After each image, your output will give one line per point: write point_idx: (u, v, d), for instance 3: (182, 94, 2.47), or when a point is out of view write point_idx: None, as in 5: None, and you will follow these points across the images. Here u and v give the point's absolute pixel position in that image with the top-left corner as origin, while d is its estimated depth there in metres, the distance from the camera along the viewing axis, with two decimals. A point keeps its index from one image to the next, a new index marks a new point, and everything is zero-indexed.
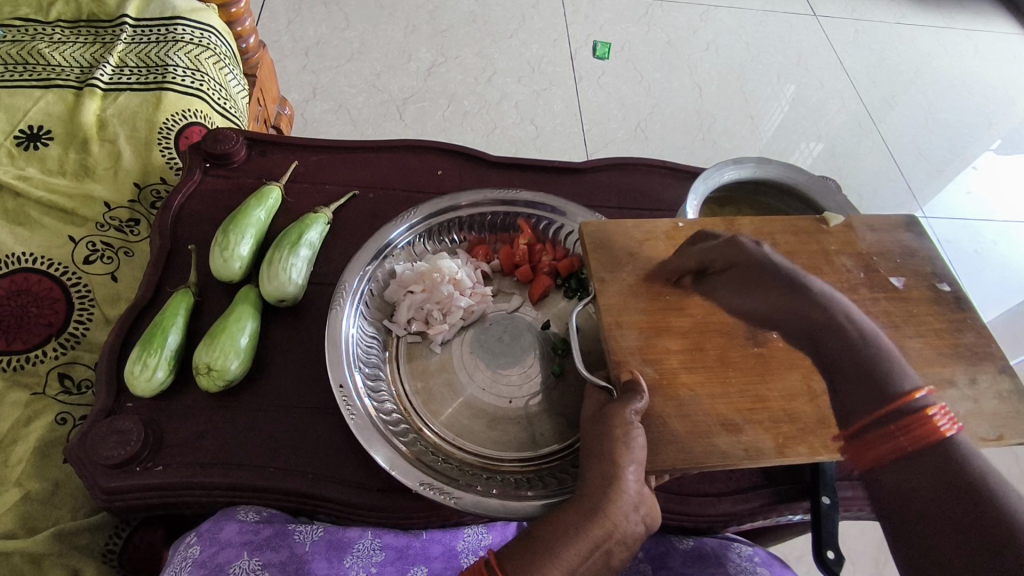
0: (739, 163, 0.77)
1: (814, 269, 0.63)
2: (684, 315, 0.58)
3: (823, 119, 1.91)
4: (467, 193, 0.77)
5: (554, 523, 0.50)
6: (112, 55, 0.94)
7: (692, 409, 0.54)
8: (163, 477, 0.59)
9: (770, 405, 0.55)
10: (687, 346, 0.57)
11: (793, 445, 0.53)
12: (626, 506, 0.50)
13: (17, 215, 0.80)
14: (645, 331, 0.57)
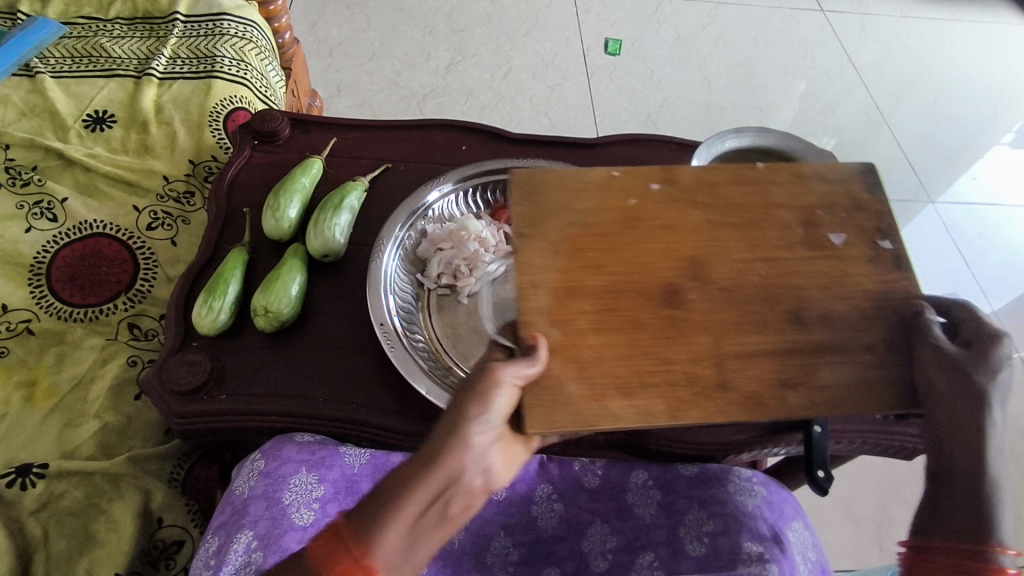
0: (740, 132, 0.85)
1: (740, 225, 0.56)
2: (602, 274, 0.53)
3: (829, 110, 1.97)
4: (505, 164, 0.86)
5: (404, 477, 0.44)
6: (166, 48, 1.04)
7: (626, 370, 0.51)
8: (228, 404, 0.67)
9: (672, 368, 0.51)
10: (598, 307, 0.52)
11: (685, 410, 0.49)
12: (467, 457, 0.45)
13: (88, 187, 0.90)
14: (558, 292, 0.52)
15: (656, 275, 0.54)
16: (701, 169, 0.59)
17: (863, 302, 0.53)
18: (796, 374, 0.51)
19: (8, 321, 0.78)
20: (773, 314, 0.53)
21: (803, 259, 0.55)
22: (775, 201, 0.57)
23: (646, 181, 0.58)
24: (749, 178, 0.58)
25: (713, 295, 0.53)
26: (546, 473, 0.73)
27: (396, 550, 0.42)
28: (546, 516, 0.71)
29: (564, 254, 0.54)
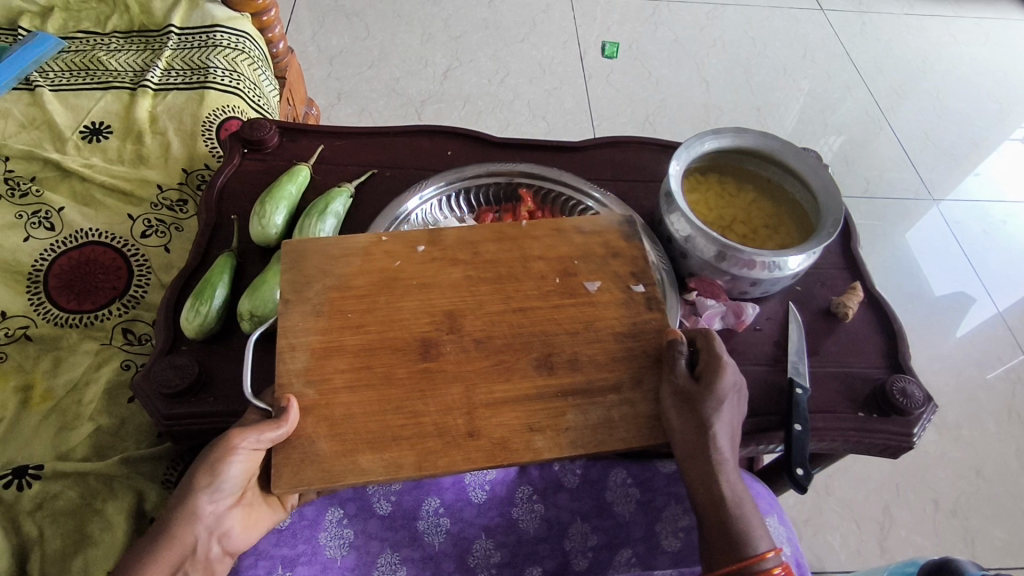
0: (718, 133, 0.86)
1: (401, 281, 0.62)
2: (360, 331, 0.59)
3: (828, 109, 1.97)
4: (487, 167, 0.87)
5: (161, 547, 0.54)
6: (161, 60, 1.07)
7: (341, 426, 0.55)
8: (214, 406, 0.68)
9: (422, 421, 0.56)
10: (354, 364, 0.57)
11: (431, 460, 0.54)
12: (198, 527, 0.55)
13: (85, 197, 0.93)
14: (315, 351, 0.58)
15: (408, 329, 0.60)
16: (466, 229, 0.67)
17: (612, 347, 0.60)
18: (545, 420, 0.57)
19: (6, 328, 0.81)
20: (522, 361, 0.59)
21: (554, 307, 0.62)
22: (534, 254, 0.65)
23: (412, 242, 0.65)
24: (507, 235, 0.66)
25: (465, 346, 0.59)
26: (526, 474, 0.74)
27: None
28: (527, 518, 0.72)
29: (326, 314, 0.60)
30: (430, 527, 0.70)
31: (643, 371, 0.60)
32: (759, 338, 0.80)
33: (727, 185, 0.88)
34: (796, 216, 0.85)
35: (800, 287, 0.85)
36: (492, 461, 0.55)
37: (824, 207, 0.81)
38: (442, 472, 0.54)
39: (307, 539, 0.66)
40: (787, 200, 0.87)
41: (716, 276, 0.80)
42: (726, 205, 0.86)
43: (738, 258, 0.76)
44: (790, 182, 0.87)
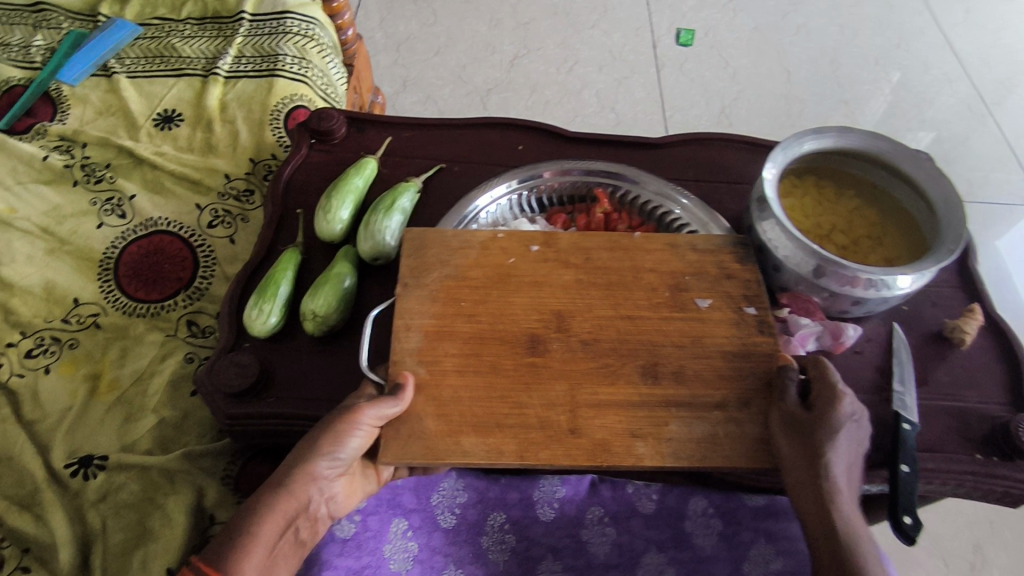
0: (819, 133, 0.77)
1: (502, 285, 0.66)
2: (472, 321, 0.64)
3: (926, 103, 1.80)
4: (552, 165, 0.81)
5: (276, 506, 0.54)
6: (232, 47, 1.06)
7: (449, 408, 0.59)
8: (274, 407, 0.66)
9: (526, 413, 0.59)
10: (465, 351, 0.62)
11: (532, 450, 0.58)
12: (313, 487, 0.56)
13: (156, 185, 0.93)
14: (429, 335, 0.63)
15: (518, 325, 0.64)
16: (580, 236, 0.71)
17: (715, 360, 0.63)
18: (645, 426, 0.59)
19: (77, 315, 0.82)
20: (628, 368, 0.62)
21: (663, 319, 0.65)
22: (647, 266, 0.68)
23: (527, 242, 0.70)
24: (621, 246, 0.70)
25: (571, 346, 0.63)
26: (597, 494, 0.69)
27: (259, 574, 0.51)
28: (597, 541, 0.67)
29: (441, 302, 0.65)
30: (494, 544, 0.66)
31: (749, 391, 0.61)
32: (858, 363, 0.73)
33: (826, 189, 0.79)
34: (906, 227, 0.76)
35: (906, 308, 0.77)
36: (592, 459, 0.57)
37: (942, 220, 0.71)
38: (542, 463, 0.58)
39: (371, 551, 0.62)
40: (895, 208, 0.78)
41: (812, 293, 0.72)
42: (824, 213, 0.78)
43: (839, 274, 0.68)
44: (899, 187, 0.78)
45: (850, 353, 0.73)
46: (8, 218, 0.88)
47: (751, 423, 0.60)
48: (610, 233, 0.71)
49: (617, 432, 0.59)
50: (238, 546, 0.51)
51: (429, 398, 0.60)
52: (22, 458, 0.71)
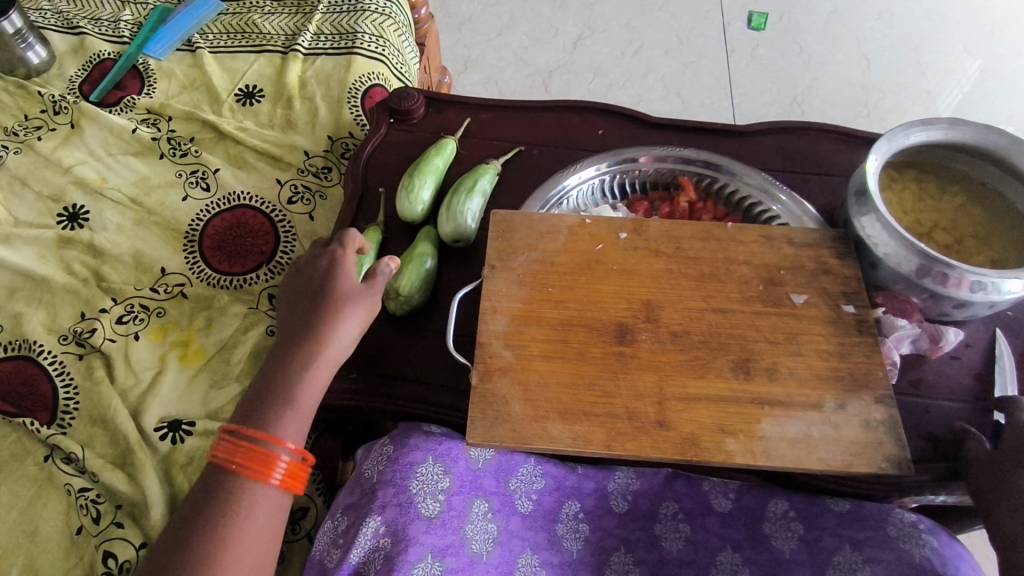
0: (928, 124, 0.73)
1: (587, 274, 0.66)
2: (561, 307, 0.64)
3: (1016, 95, 1.70)
4: (648, 150, 0.79)
5: (298, 367, 0.61)
6: (311, 24, 1.07)
7: (536, 392, 0.59)
8: (354, 385, 0.68)
9: (614, 402, 0.59)
10: (551, 336, 0.62)
11: (620, 442, 0.57)
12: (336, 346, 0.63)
13: (237, 160, 0.95)
14: (516, 319, 0.63)
15: (606, 314, 0.64)
16: (671, 224, 0.70)
17: (811, 361, 0.61)
18: (738, 423, 0.58)
19: (165, 284, 0.84)
20: (718, 362, 0.61)
21: (757, 314, 0.64)
22: (740, 259, 0.67)
23: (616, 229, 0.69)
24: (714, 237, 0.69)
25: (660, 336, 0.63)
26: (673, 489, 0.68)
27: (300, 423, 0.60)
28: (671, 537, 0.66)
29: (529, 287, 0.66)
30: (568, 533, 0.66)
31: (847, 395, 0.59)
32: (955, 369, 0.70)
33: (929, 185, 0.75)
34: (1017, 230, 0.72)
35: (1010, 313, 0.73)
36: (680, 452, 0.57)
37: None
38: (630, 455, 0.57)
39: (455, 530, 0.61)
40: (1006, 209, 0.73)
41: (911, 293, 0.68)
42: (926, 209, 0.74)
43: (943, 275, 0.65)
44: (1014, 187, 0.73)
45: (946, 357, 0.70)
46: (100, 187, 0.91)
47: (849, 425, 0.58)
48: (703, 224, 0.70)
49: (707, 427, 0.58)
50: (272, 403, 0.60)
51: (516, 381, 0.60)
52: (115, 419, 0.73)
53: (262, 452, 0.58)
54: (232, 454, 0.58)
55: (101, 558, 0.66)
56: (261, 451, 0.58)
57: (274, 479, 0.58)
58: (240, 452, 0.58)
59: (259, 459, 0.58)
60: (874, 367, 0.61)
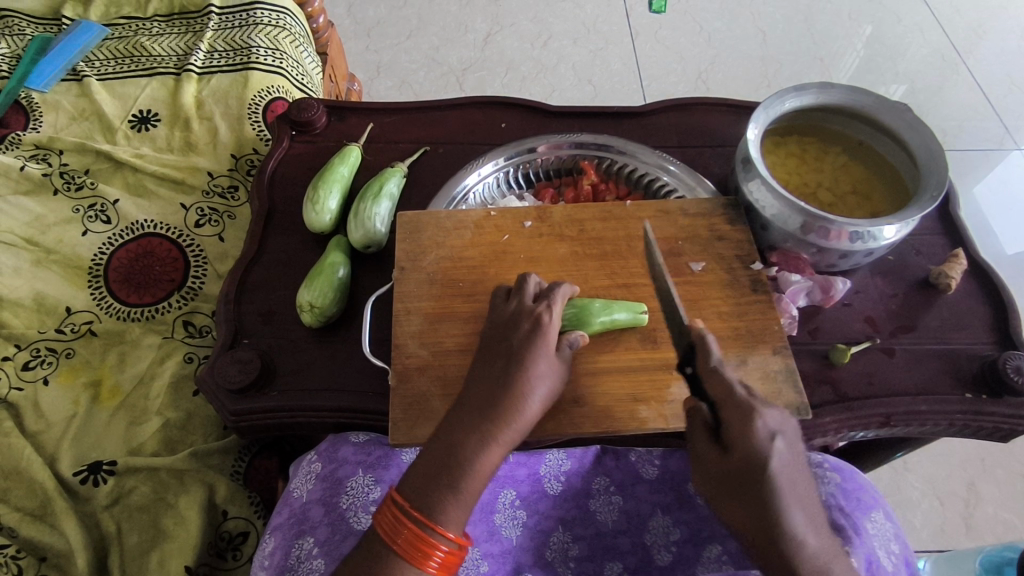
0: (800, 90, 0.78)
1: (494, 266, 0.68)
2: (472, 300, 0.65)
3: (901, 55, 1.80)
4: (544, 139, 0.81)
5: (433, 379, 0.61)
6: (203, 42, 1.06)
7: (455, 386, 0.60)
8: (276, 400, 0.66)
9: None
10: (465, 330, 0.64)
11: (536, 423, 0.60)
12: (421, 345, 0.63)
13: (138, 188, 0.94)
14: (430, 316, 0.65)
15: None
16: (573, 209, 0.72)
17: (710, 322, 0.65)
18: (648, 390, 0.61)
19: (72, 324, 0.83)
20: (626, 335, 0.64)
21: None
22: (639, 234, 0.71)
23: (521, 219, 0.71)
24: (614, 216, 0.72)
25: None
26: (602, 465, 0.71)
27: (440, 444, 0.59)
28: (605, 510, 0.68)
29: (440, 284, 0.67)
30: (507, 521, 0.67)
31: (746, 352, 0.63)
32: (848, 314, 0.74)
33: (810, 149, 0.81)
34: (890, 181, 0.77)
35: (892, 258, 0.79)
36: (596, 425, 0.59)
37: (924, 172, 0.72)
38: (548, 434, 0.59)
39: None
40: (879, 161, 0.79)
41: (800, 249, 0.73)
42: (810, 170, 0.79)
43: (825, 229, 0.68)
44: (883, 142, 0.79)
45: (839, 305, 0.75)
46: None
47: (750, 379, 0.62)
48: (602, 204, 0.73)
49: (618, 398, 0.61)
50: (446, 479, 0.50)
51: (434, 377, 0.61)
52: (28, 468, 0.71)
53: (418, 532, 0.49)
54: (388, 530, 0.49)
55: None
56: (418, 529, 0.49)
57: (429, 566, 0.49)
58: (390, 527, 0.49)
59: (417, 541, 0.49)
60: (769, 322, 0.65)
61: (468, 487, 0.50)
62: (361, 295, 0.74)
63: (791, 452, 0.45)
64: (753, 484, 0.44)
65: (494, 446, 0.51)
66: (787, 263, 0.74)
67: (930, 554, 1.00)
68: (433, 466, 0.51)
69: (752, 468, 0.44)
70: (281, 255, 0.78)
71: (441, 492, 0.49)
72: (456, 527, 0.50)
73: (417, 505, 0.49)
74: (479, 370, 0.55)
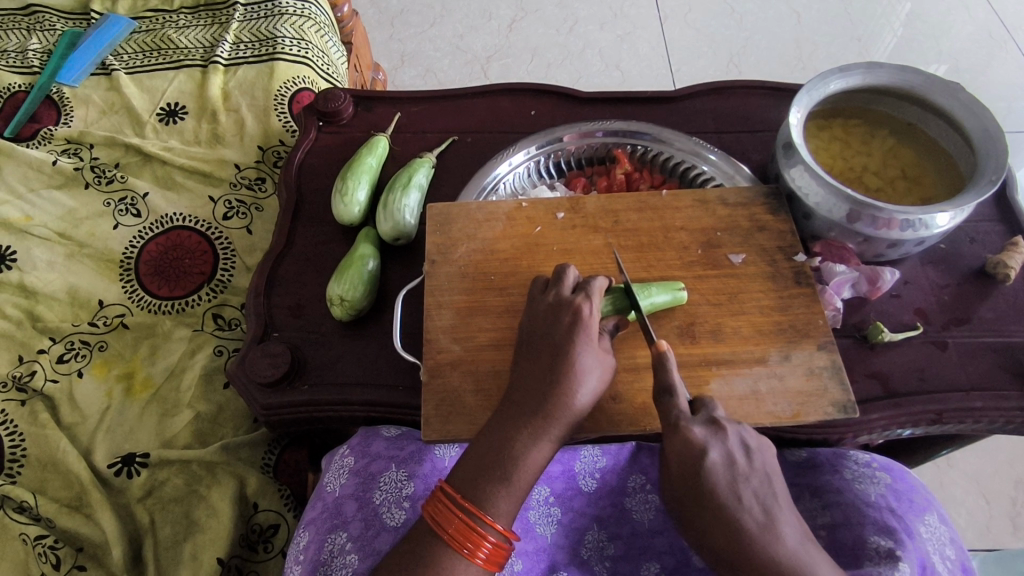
0: (847, 70, 0.74)
1: (525, 258, 0.66)
2: (504, 293, 0.64)
3: (945, 34, 1.73)
4: (575, 127, 0.79)
5: (468, 374, 0.60)
6: (229, 33, 1.06)
7: (488, 382, 0.59)
8: (306, 394, 0.66)
9: None
10: (497, 324, 0.62)
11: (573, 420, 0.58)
12: (452, 340, 0.61)
13: (166, 181, 0.94)
14: (461, 310, 0.63)
15: None
16: (606, 199, 0.70)
17: (751, 316, 0.62)
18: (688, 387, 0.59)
19: (104, 317, 0.83)
20: (664, 329, 0.61)
21: (698, 277, 0.65)
22: (675, 224, 0.68)
23: (553, 209, 0.69)
24: (650, 206, 0.69)
25: None
26: (638, 462, 0.69)
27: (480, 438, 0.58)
28: (641, 508, 0.67)
29: (471, 277, 0.66)
30: (541, 518, 0.65)
31: (791, 346, 0.60)
32: (896, 306, 0.71)
33: (856, 132, 0.77)
34: (943, 165, 0.73)
35: (945, 246, 0.75)
36: (634, 423, 0.57)
37: (982, 154, 0.68)
38: (584, 430, 0.57)
39: None
40: (932, 144, 0.75)
41: (846, 239, 0.69)
42: (857, 154, 0.75)
43: (874, 217, 0.65)
44: (937, 125, 0.75)
45: (886, 296, 0.72)
46: (25, 225, 0.88)
47: (794, 375, 0.59)
48: (636, 194, 0.70)
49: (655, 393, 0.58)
50: (497, 471, 0.49)
51: (466, 373, 0.60)
52: (64, 460, 0.72)
53: (469, 523, 0.48)
54: (438, 517, 0.48)
55: None
56: (469, 521, 0.48)
57: (478, 558, 0.48)
58: (441, 516, 0.48)
59: (467, 532, 0.48)
60: (813, 316, 0.62)
61: (519, 480, 0.49)
62: (390, 289, 0.73)
63: (727, 450, 0.45)
64: (688, 491, 0.45)
65: (544, 442, 0.49)
66: (830, 252, 0.70)
67: (977, 555, 0.96)
68: (483, 458, 0.49)
69: (690, 471, 0.44)
70: (309, 248, 0.77)
71: (491, 484, 0.48)
72: (507, 520, 0.48)
73: (466, 497, 0.48)
74: (523, 365, 0.53)
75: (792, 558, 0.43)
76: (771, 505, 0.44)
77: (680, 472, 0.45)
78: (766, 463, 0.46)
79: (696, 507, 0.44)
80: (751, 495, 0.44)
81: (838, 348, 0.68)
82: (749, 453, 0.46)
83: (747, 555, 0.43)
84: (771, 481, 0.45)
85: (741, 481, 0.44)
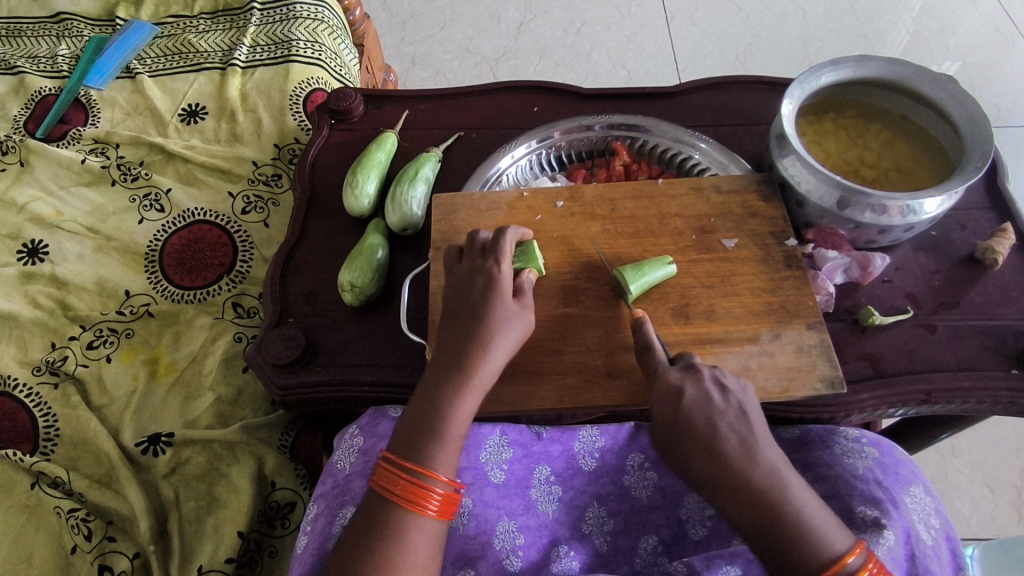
0: (837, 64, 0.76)
1: None
2: None
3: (953, 29, 1.73)
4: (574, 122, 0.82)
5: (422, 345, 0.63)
6: (246, 37, 1.10)
7: None
8: (321, 375, 0.70)
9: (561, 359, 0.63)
10: None
11: (572, 395, 0.61)
12: None
13: (188, 178, 0.99)
14: None
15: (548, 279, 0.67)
16: (605, 188, 0.73)
17: (743, 298, 0.65)
18: None
19: (130, 306, 0.88)
20: (659, 311, 0.64)
21: (692, 261, 0.68)
22: (671, 212, 0.71)
23: (552, 199, 0.72)
24: (646, 195, 0.72)
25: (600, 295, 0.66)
26: (637, 441, 0.72)
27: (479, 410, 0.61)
28: (640, 486, 0.69)
29: None
30: (542, 496, 0.68)
31: (781, 326, 0.63)
32: (888, 291, 0.73)
33: (849, 123, 0.79)
34: (934, 154, 0.75)
35: (936, 233, 0.77)
36: (628, 398, 0.60)
37: (970, 141, 0.70)
38: (581, 405, 0.60)
39: None
40: (922, 134, 0.77)
41: (838, 225, 0.72)
42: (849, 147, 0.77)
43: (863, 203, 0.67)
44: (925, 115, 0.77)
45: (878, 281, 0.74)
46: (56, 221, 0.94)
47: (784, 353, 0.62)
48: (634, 183, 0.73)
49: None
50: (427, 430, 0.53)
51: None
52: (95, 439, 0.76)
53: (413, 480, 0.51)
54: (385, 483, 0.52)
55: (97, 572, 0.71)
56: (413, 479, 0.51)
57: (430, 511, 0.51)
58: (387, 480, 0.52)
59: (414, 488, 0.51)
60: (804, 298, 0.65)
61: (450, 433, 0.53)
62: (398, 276, 0.77)
63: (703, 392, 0.53)
64: (671, 428, 0.52)
65: (468, 396, 0.54)
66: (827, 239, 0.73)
67: (979, 542, 0.97)
68: (418, 420, 0.54)
69: (670, 407, 0.53)
70: (322, 238, 0.81)
71: (428, 442, 0.53)
72: (447, 469, 0.53)
73: (407, 458, 0.52)
74: (447, 331, 0.57)
75: (768, 476, 0.50)
76: (748, 435, 0.51)
77: (663, 413, 0.53)
78: (743, 396, 0.53)
79: (678, 438, 0.52)
80: (730, 429, 0.51)
81: (829, 331, 0.70)
82: (725, 392, 0.53)
83: (722, 470, 0.50)
84: (747, 414, 0.52)
85: (716, 414, 0.52)
